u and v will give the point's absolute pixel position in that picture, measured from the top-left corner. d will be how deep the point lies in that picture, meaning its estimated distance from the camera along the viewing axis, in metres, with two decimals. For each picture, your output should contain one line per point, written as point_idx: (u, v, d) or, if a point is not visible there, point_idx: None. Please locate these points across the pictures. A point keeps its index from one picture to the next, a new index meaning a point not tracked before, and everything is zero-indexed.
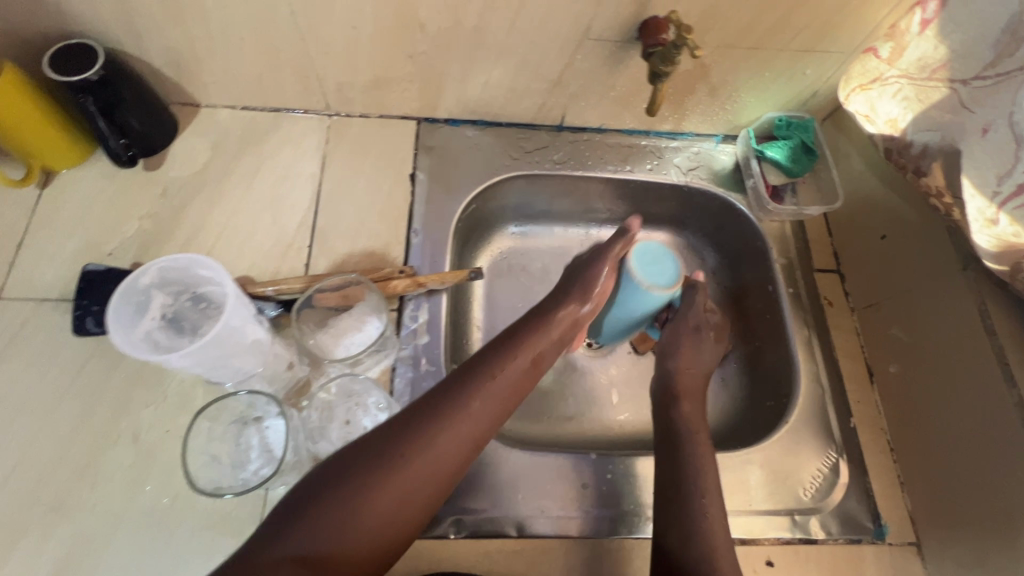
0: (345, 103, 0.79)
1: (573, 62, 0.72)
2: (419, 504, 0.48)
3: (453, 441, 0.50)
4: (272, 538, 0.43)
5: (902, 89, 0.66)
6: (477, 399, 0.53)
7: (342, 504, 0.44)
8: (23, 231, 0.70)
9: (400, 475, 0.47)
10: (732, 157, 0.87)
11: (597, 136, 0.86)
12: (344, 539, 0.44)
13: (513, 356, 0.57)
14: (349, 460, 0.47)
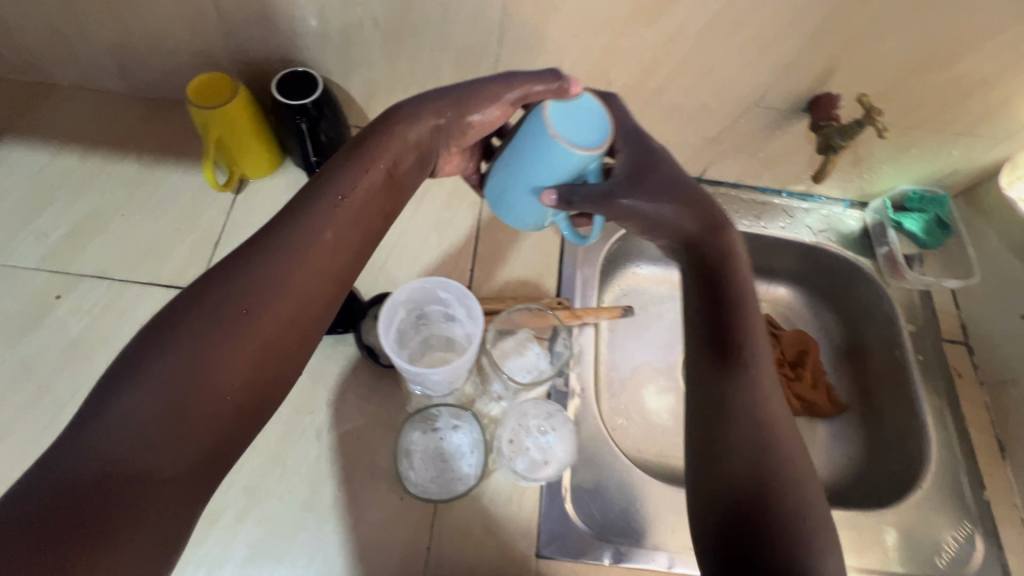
0: None
1: (735, 124, 0.77)
2: (270, 356, 0.45)
3: (283, 305, 0.45)
4: (109, 394, 0.38)
5: None
6: (309, 238, 0.48)
7: (179, 359, 0.40)
8: (219, 231, 0.77)
9: (247, 321, 0.43)
10: (860, 222, 0.91)
11: (732, 191, 0.91)
12: (213, 381, 0.41)
13: (352, 184, 0.51)
14: (177, 331, 0.41)
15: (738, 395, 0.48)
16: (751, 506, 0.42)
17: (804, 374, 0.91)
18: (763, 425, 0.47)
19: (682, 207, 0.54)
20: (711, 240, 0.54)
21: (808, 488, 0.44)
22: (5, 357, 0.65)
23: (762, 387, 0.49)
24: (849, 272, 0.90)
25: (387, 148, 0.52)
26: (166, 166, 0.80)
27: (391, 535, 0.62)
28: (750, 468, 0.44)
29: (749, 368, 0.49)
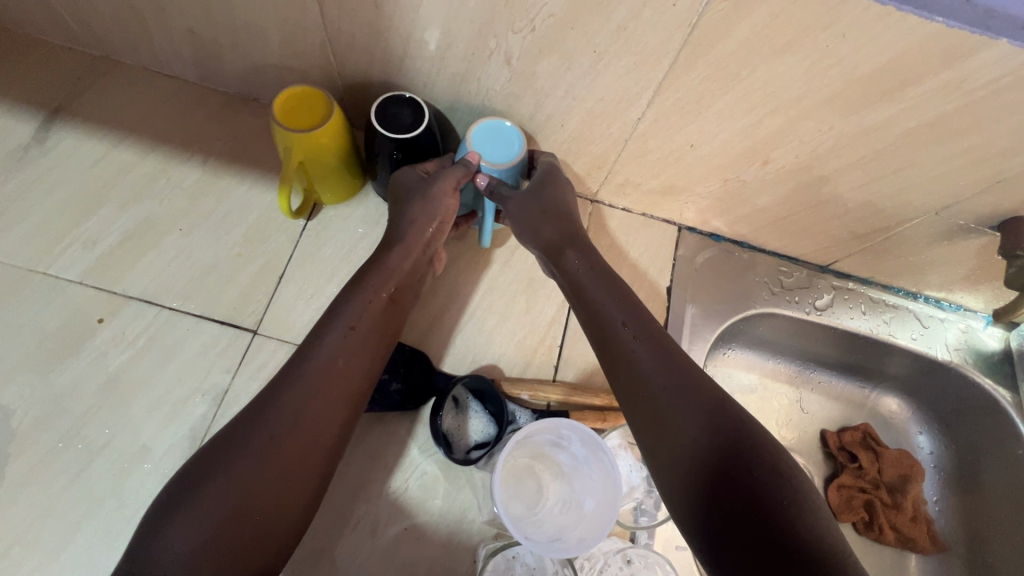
0: (617, 196, 0.75)
1: (896, 227, 0.65)
2: (302, 483, 0.45)
3: (302, 436, 0.46)
4: (150, 545, 0.40)
5: None
6: (325, 380, 0.48)
7: (206, 502, 0.41)
8: (284, 262, 0.67)
9: (271, 459, 0.44)
10: (1001, 344, 0.79)
11: (861, 286, 0.79)
12: (247, 508, 0.42)
13: (358, 315, 0.53)
14: (215, 457, 0.44)
15: (644, 372, 0.49)
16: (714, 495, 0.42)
17: (904, 503, 0.80)
18: (687, 385, 0.47)
19: (548, 223, 0.61)
20: (576, 245, 0.60)
21: (752, 436, 0.44)
22: (35, 387, 0.57)
23: (657, 340, 0.51)
24: (981, 401, 0.78)
25: (387, 279, 0.56)
26: (234, 176, 0.70)
27: None
28: (699, 444, 0.44)
29: (643, 328, 0.52)
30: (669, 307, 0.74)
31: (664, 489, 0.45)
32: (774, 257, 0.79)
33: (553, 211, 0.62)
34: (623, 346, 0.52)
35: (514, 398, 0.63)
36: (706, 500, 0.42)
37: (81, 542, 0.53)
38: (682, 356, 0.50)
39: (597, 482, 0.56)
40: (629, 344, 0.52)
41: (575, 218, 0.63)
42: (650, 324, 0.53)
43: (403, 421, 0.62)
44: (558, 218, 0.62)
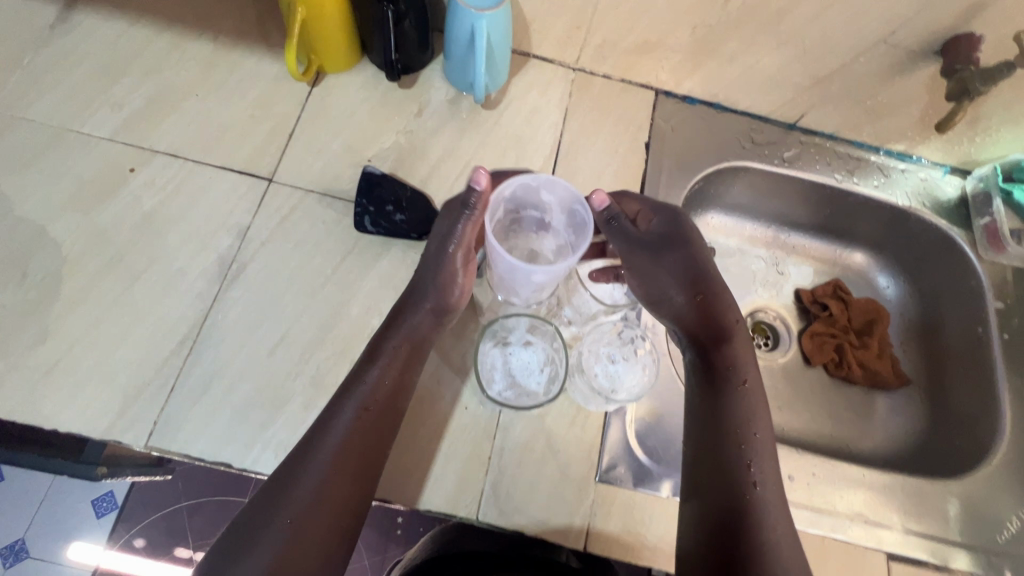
0: (597, 61, 0.80)
1: (852, 64, 0.72)
2: (359, 482, 0.52)
3: (345, 479, 0.52)
4: (248, 529, 0.48)
5: None
6: (365, 435, 0.54)
7: (290, 512, 0.49)
8: (293, 123, 0.74)
9: (339, 469, 0.51)
10: (958, 191, 0.84)
11: (826, 142, 0.85)
12: (317, 511, 0.50)
13: (406, 332, 0.59)
14: (294, 465, 0.52)
15: (729, 411, 0.58)
16: (732, 533, 0.52)
17: (871, 342, 0.88)
18: (757, 449, 0.57)
19: (684, 293, 0.63)
20: (683, 281, 0.63)
21: (787, 532, 0.52)
22: (81, 223, 0.65)
23: (749, 389, 0.59)
24: (939, 242, 0.84)
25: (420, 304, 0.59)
26: (242, 51, 0.76)
27: (457, 439, 0.61)
28: (742, 495, 0.54)
29: (748, 381, 0.60)
30: (648, 160, 0.80)
31: (696, 498, 0.56)
32: (746, 117, 0.84)
33: (692, 287, 0.63)
34: (713, 391, 0.60)
35: None
36: (722, 535, 0.52)
37: (132, 344, 0.60)
38: (766, 425, 0.58)
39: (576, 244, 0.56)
40: (736, 382, 0.60)
41: (704, 260, 0.64)
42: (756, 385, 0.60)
43: (406, 253, 0.69)
44: (685, 262, 0.64)
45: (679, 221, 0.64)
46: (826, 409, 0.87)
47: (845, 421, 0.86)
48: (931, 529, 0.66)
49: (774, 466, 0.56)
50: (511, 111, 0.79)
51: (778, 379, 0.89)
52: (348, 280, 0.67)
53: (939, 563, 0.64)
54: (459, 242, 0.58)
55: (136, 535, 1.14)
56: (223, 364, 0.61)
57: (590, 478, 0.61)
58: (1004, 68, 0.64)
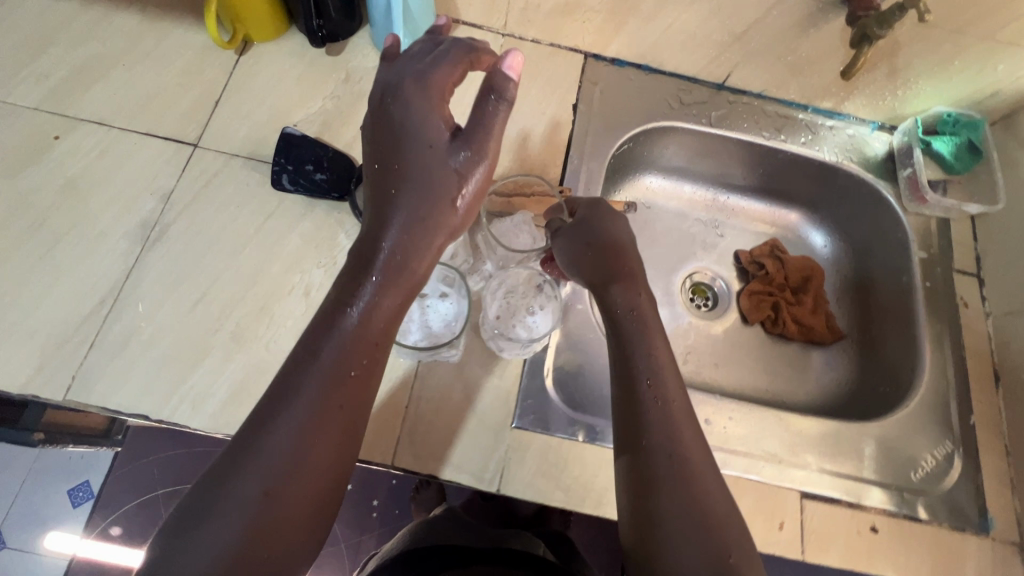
0: (524, 25, 0.81)
1: (766, 18, 0.73)
2: (342, 427, 0.48)
3: (317, 450, 0.46)
4: (218, 487, 0.44)
5: None
6: (343, 400, 0.47)
7: (260, 469, 0.44)
8: (219, 90, 0.75)
9: (317, 423, 0.46)
10: (886, 146, 0.86)
11: (755, 101, 0.86)
12: (303, 461, 0.45)
13: (400, 247, 0.49)
14: (262, 418, 0.46)
15: (642, 396, 0.54)
16: (673, 532, 0.49)
17: (805, 299, 0.89)
18: (673, 431, 0.53)
19: (592, 257, 0.62)
20: (591, 247, 0.62)
21: (721, 507, 0.51)
22: (5, 189, 0.66)
23: (654, 359, 0.57)
24: (866, 197, 0.86)
25: (425, 225, 0.50)
26: (170, 21, 0.77)
27: None
28: (674, 484, 0.51)
29: (649, 357, 0.57)
30: (575, 121, 0.81)
31: (626, 496, 0.52)
32: (675, 79, 0.85)
33: (604, 247, 0.62)
34: (639, 383, 0.55)
35: None
36: (659, 537, 0.49)
37: (52, 303, 0.62)
38: (680, 396, 0.55)
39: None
40: (642, 361, 0.57)
41: (620, 231, 0.64)
42: (656, 356, 0.57)
43: (330, 213, 0.70)
44: (601, 231, 0.63)
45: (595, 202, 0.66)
46: (764, 365, 0.88)
47: (781, 375, 0.87)
48: (846, 469, 0.67)
49: (705, 455, 0.53)
50: None
51: (717, 337, 0.90)
52: (272, 240, 0.68)
53: (853, 501, 0.65)
54: (479, 151, 0.50)
55: (113, 523, 1.00)
56: (144, 320, 0.62)
57: (504, 425, 0.63)
58: (896, 9, 0.65)
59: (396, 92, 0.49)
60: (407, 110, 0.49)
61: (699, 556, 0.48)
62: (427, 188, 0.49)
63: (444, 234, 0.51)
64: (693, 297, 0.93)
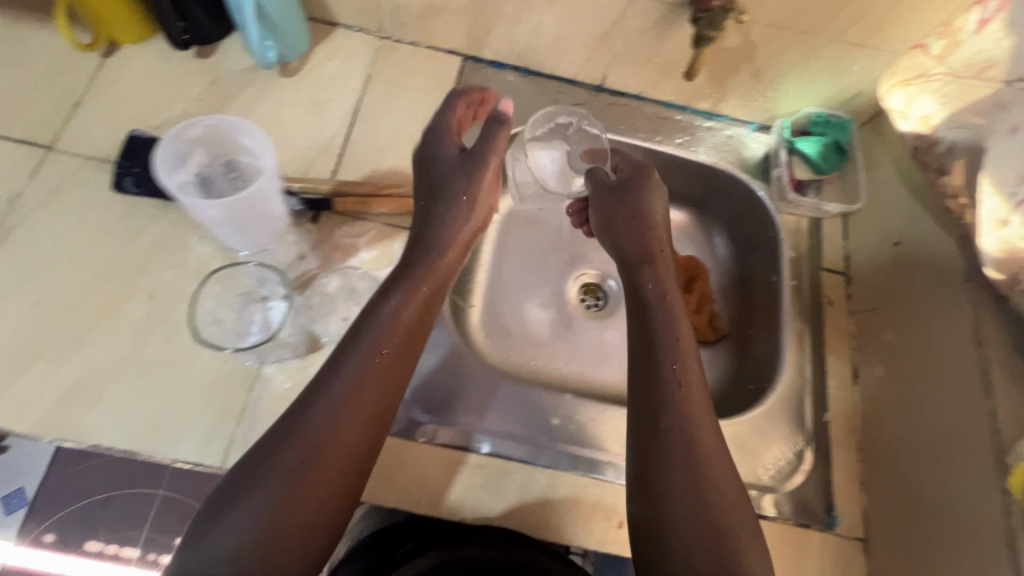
0: (398, 27, 0.82)
1: (622, 19, 0.73)
2: (365, 416, 0.51)
3: (343, 429, 0.50)
4: (247, 479, 0.47)
5: (944, 86, 0.56)
6: (365, 384, 0.52)
7: (289, 459, 0.48)
8: (80, 92, 0.75)
9: (345, 413, 0.50)
10: (763, 147, 0.87)
11: (634, 103, 0.87)
12: (331, 454, 0.49)
13: (431, 253, 0.62)
14: (301, 407, 0.50)
15: (663, 376, 0.57)
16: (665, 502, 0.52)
17: (689, 299, 0.88)
18: (682, 409, 0.55)
19: (630, 230, 0.68)
20: (630, 229, 0.68)
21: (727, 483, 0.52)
22: None
23: (679, 346, 0.59)
24: (745, 197, 0.85)
25: (441, 237, 0.63)
26: (37, 23, 0.77)
27: (204, 394, 0.62)
28: (683, 467, 0.52)
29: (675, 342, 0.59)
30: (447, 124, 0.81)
31: (628, 481, 0.54)
32: (554, 81, 0.86)
33: (643, 228, 0.68)
34: (660, 373, 0.57)
35: (286, 190, 0.71)
36: (657, 510, 0.51)
37: None
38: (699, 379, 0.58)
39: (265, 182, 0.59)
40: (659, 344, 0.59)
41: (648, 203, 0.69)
42: (680, 342, 0.59)
43: (182, 215, 0.70)
44: (641, 204, 0.69)
45: (636, 168, 0.72)
46: None
47: (664, 375, 0.86)
48: None
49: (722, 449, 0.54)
50: (311, 77, 0.81)
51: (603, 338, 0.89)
52: (119, 242, 0.67)
53: None
54: (483, 179, 0.66)
55: (46, 530, 0.96)
56: None
57: None
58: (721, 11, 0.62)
59: (432, 130, 0.68)
60: (432, 150, 0.67)
61: (695, 543, 0.49)
62: (450, 206, 0.64)
63: (468, 227, 0.64)
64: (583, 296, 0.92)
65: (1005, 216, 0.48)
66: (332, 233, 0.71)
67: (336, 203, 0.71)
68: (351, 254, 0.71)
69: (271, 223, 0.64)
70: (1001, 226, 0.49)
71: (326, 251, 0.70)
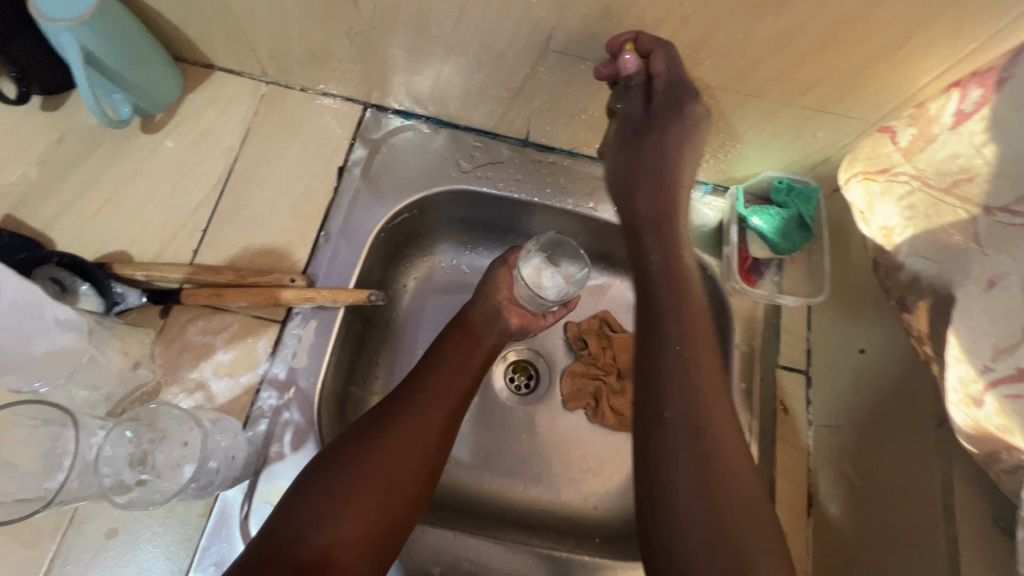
0: (282, 73, 0.69)
1: (536, 74, 0.60)
2: (425, 466, 0.54)
3: (421, 448, 0.54)
4: (295, 529, 0.48)
5: (912, 194, 0.46)
6: (421, 401, 0.57)
7: (336, 500, 0.49)
8: None
9: (389, 452, 0.53)
10: (717, 214, 0.73)
11: (565, 160, 0.73)
12: (379, 501, 0.51)
13: (479, 313, 0.68)
14: (345, 446, 0.52)
15: (670, 396, 0.51)
16: (687, 518, 0.47)
17: (628, 386, 0.75)
18: (694, 420, 0.50)
19: (645, 181, 0.63)
20: (642, 169, 0.63)
21: (748, 499, 0.48)
22: None
23: (687, 330, 0.54)
24: None
25: (489, 313, 0.68)
26: None
27: (5, 540, 0.52)
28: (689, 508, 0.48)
29: (687, 369, 0.52)
30: (338, 188, 0.69)
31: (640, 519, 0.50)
32: (471, 133, 0.73)
33: (658, 180, 0.62)
34: (657, 364, 0.53)
35: (128, 279, 0.60)
36: (665, 507, 0.48)
37: None
38: (717, 401, 0.51)
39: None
40: (665, 367, 0.52)
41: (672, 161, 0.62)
42: (689, 367, 0.52)
43: None
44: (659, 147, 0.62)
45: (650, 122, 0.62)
46: (577, 464, 0.74)
47: (597, 475, 0.73)
48: None
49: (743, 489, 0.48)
50: (179, 133, 0.69)
51: (529, 429, 0.75)
52: None
53: None
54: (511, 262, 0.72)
55: None
56: None
57: None
58: None
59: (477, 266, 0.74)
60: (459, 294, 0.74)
61: None
62: (480, 290, 0.70)
63: (504, 288, 0.70)
64: (510, 376, 0.78)
65: (978, 392, 0.39)
66: (184, 330, 0.60)
67: (183, 296, 0.59)
68: (202, 357, 0.59)
69: (60, 350, 0.52)
70: (973, 403, 0.39)
71: (172, 353, 0.59)
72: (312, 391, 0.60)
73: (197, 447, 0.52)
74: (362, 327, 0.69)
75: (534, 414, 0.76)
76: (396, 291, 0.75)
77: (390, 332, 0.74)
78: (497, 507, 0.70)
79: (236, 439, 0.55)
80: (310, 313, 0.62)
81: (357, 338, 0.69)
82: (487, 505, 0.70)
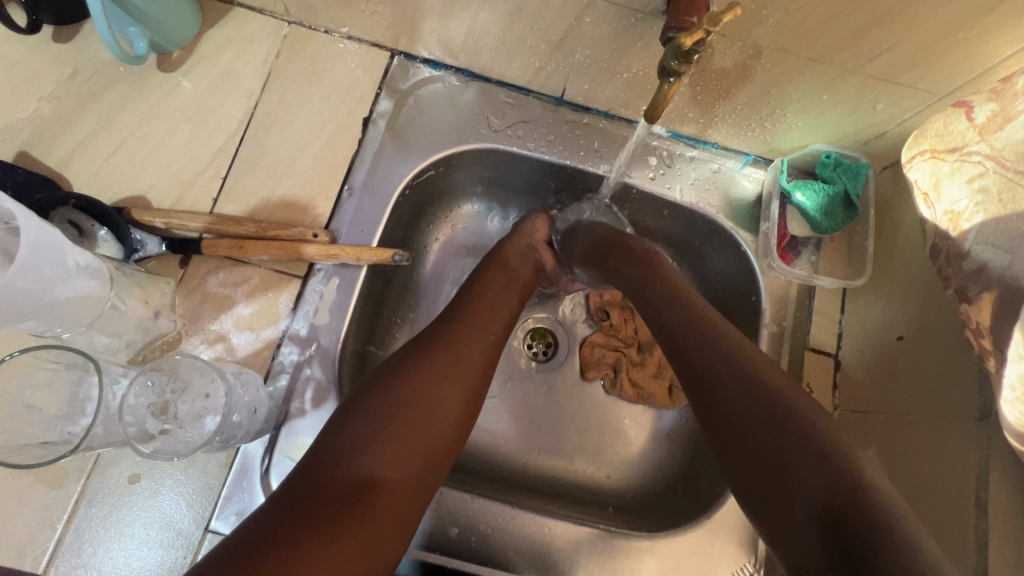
0: (306, 13, 0.64)
1: (581, 25, 0.55)
2: (465, 397, 0.53)
3: (461, 378, 0.53)
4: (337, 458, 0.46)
5: (984, 175, 0.48)
6: (461, 335, 0.56)
7: (376, 425, 0.48)
8: None
9: (432, 382, 0.51)
10: (757, 186, 0.70)
11: (601, 121, 0.69)
12: (422, 427, 0.49)
13: (512, 250, 0.67)
14: (386, 379, 0.51)
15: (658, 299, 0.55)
16: (746, 431, 0.43)
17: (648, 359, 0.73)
18: (725, 363, 0.46)
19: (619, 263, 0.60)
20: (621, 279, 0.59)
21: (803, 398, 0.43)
22: None
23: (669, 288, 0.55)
24: (725, 247, 0.70)
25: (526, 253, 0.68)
26: None
27: (32, 480, 0.53)
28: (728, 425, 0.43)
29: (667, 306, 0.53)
30: (362, 142, 0.66)
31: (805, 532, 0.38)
32: (503, 88, 0.69)
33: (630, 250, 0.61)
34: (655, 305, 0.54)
35: (147, 226, 0.58)
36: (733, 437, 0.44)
37: None
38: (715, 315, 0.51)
39: (21, 280, 0.46)
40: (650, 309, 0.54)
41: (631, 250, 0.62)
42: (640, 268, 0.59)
43: None
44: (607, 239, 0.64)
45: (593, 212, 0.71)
46: (594, 434, 0.73)
47: (613, 446, 0.73)
48: None
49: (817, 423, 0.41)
50: (197, 73, 0.65)
51: (547, 397, 0.74)
52: None
53: None
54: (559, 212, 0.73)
55: None
56: None
57: (193, 529, 0.53)
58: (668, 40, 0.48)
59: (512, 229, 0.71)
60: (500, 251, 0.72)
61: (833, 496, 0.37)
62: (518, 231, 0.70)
63: (540, 228, 0.70)
64: (528, 342, 0.77)
65: None
66: (203, 282, 0.59)
67: (203, 247, 0.58)
68: (223, 310, 0.58)
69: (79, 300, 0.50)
70: None
71: (193, 304, 0.58)
72: (332, 349, 0.59)
73: (221, 399, 0.52)
74: (381, 286, 0.67)
75: (552, 382, 0.75)
76: (418, 251, 0.73)
77: (410, 293, 0.72)
78: (513, 476, 0.70)
79: (258, 393, 0.55)
80: (333, 270, 0.60)
81: (378, 297, 0.67)
82: (503, 471, 0.71)
